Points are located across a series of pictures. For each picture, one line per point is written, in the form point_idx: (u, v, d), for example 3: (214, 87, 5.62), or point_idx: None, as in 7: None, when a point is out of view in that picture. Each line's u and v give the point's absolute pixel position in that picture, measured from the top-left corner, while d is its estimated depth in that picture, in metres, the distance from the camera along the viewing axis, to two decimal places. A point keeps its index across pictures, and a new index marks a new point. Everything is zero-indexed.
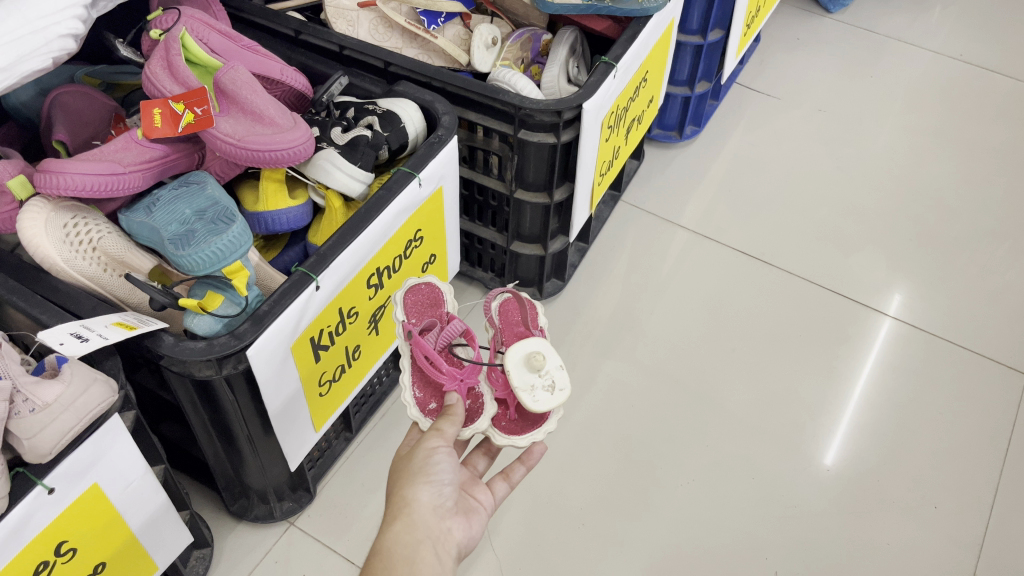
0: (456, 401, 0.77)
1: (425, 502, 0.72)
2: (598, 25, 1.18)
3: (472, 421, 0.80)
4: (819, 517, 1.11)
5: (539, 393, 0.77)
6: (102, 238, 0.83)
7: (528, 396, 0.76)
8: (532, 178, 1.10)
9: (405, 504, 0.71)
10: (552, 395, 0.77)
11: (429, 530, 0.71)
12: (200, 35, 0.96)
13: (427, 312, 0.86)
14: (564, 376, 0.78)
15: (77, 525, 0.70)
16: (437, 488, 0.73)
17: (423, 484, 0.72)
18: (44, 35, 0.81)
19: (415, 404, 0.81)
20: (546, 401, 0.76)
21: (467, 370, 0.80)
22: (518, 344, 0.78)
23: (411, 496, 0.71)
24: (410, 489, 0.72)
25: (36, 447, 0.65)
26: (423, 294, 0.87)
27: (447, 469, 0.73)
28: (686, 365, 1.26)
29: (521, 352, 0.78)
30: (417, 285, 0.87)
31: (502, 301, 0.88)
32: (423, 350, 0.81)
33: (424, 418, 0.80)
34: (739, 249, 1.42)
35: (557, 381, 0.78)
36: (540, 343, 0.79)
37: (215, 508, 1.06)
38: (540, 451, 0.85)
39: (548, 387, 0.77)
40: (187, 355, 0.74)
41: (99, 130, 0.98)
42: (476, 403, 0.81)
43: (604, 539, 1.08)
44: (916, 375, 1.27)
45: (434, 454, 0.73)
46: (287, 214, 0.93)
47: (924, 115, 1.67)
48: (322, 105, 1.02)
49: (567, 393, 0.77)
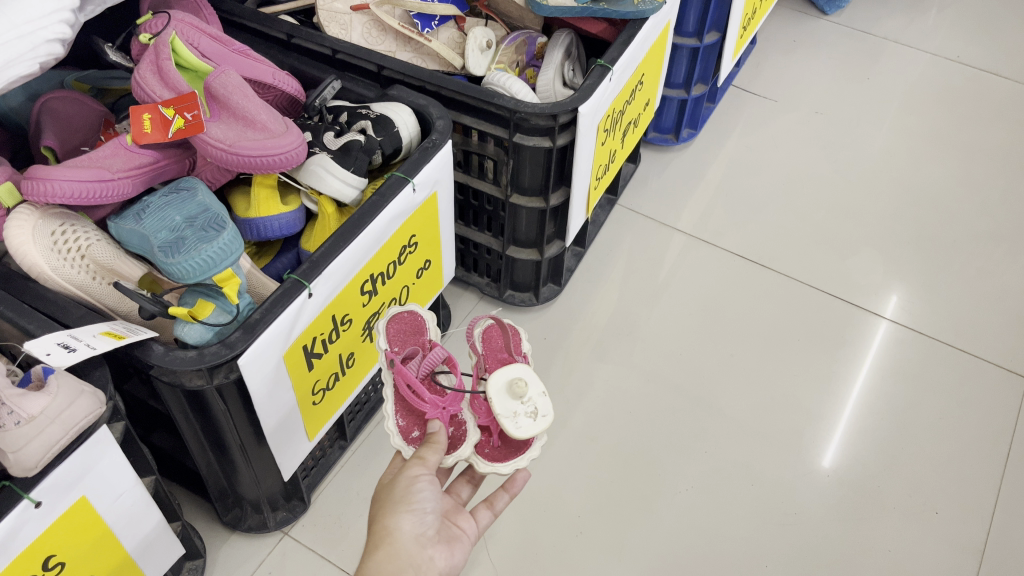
0: (437, 429, 0.76)
1: (407, 532, 0.70)
2: (593, 28, 1.17)
3: (454, 449, 0.78)
4: (820, 523, 1.10)
5: (521, 419, 0.76)
6: (90, 246, 0.82)
7: (510, 423, 0.76)
8: (528, 182, 1.09)
9: (384, 534, 0.70)
10: (534, 421, 0.76)
11: (411, 558, 0.69)
12: (190, 39, 0.95)
13: (410, 340, 0.85)
14: (547, 403, 0.77)
15: (66, 539, 0.69)
16: (419, 516, 0.71)
17: (405, 512, 0.71)
18: (31, 40, 0.80)
19: (398, 433, 0.79)
20: (528, 427, 0.75)
21: (449, 399, 0.79)
22: (500, 372, 0.77)
23: (390, 526, 0.70)
24: (391, 518, 0.70)
25: (22, 460, 0.63)
26: (405, 321, 0.86)
27: (429, 496, 0.72)
28: (685, 370, 1.25)
29: (502, 379, 0.77)
30: (400, 313, 0.86)
31: (485, 327, 0.87)
32: (405, 378, 0.79)
33: (407, 447, 0.79)
34: (737, 252, 1.41)
35: (540, 408, 0.77)
36: (522, 368, 0.78)
37: (209, 520, 1.04)
38: (523, 478, 0.83)
39: (531, 413, 0.76)
40: (177, 365, 0.72)
41: (88, 137, 0.97)
42: (459, 430, 0.80)
43: (603, 547, 1.07)
44: (915, 379, 1.26)
45: (416, 482, 0.72)
46: (279, 220, 0.92)
47: (920, 117, 1.67)
48: (314, 110, 0.99)
49: (550, 420, 0.76)
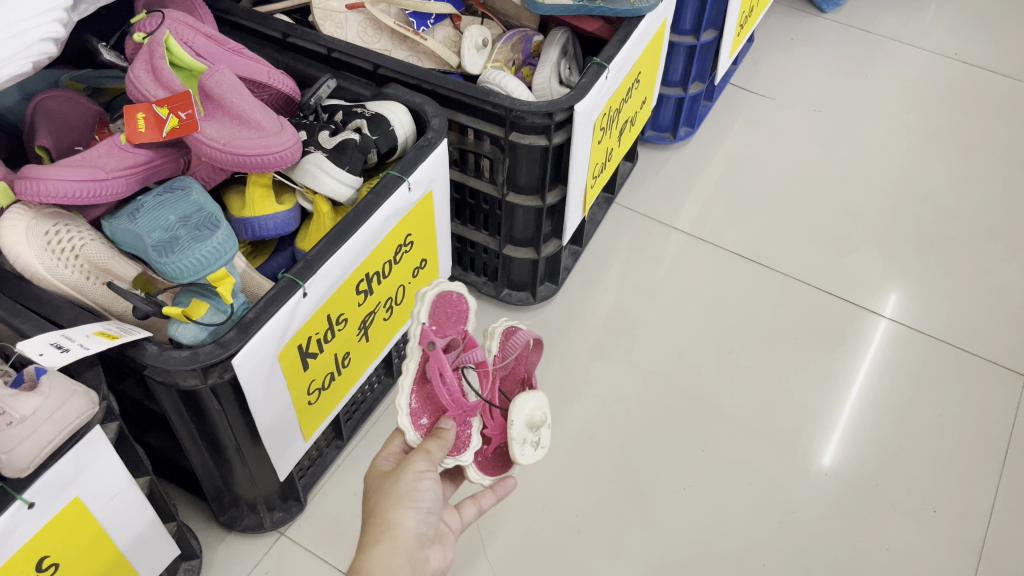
0: (448, 426, 0.76)
1: (410, 528, 0.70)
2: (589, 26, 1.17)
3: (456, 451, 0.79)
4: (819, 522, 1.10)
5: (527, 447, 0.77)
6: (84, 246, 0.82)
7: (518, 448, 0.76)
8: (524, 181, 1.08)
9: (387, 528, 0.69)
10: (534, 452, 0.78)
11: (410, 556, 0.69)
12: (185, 38, 0.94)
13: (449, 326, 0.80)
14: (548, 435, 0.79)
15: (59, 540, 0.68)
16: (422, 514, 0.71)
17: (410, 509, 0.70)
18: (24, 39, 0.80)
19: (408, 414, 0.78)
20: (530, 457, 0.77)
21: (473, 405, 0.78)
22: (522, 401, 0.76)
23: (393, 520, 0.70)
24: (395, 512, 0.70)
25: (14, 461, 0.62)
26: (451, 304, 0.80)
27: (433, 494, 0.72)
28: (683, 369, 1.24)
29: (525, 408, 0.76)
30: (446, 291, 0.80)
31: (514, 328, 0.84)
32: (438, 368, 0.76)
33: (412, 431, 0.77)
34: (735, 250, 1.41)
35: (543, 440, 0.79)
36: (540, 397, 0.77)
37: (205, 520, 1.04)
38: (511, 484, 0.82)
39: (535, 444, 0.78)
40: (171, 365, 0.72)
41: (83, 135, 0.97)
42: (465, 432, 0.79)
43: (601, 546, 1.06)
44: (914, 377, 1.25)
45: (421, 480, 0.72)
46: (274, 220, 0.92)
47: (919, 115, 1.66)
48: (309, 109, 0.99)
49: (545, 454, 0.79)
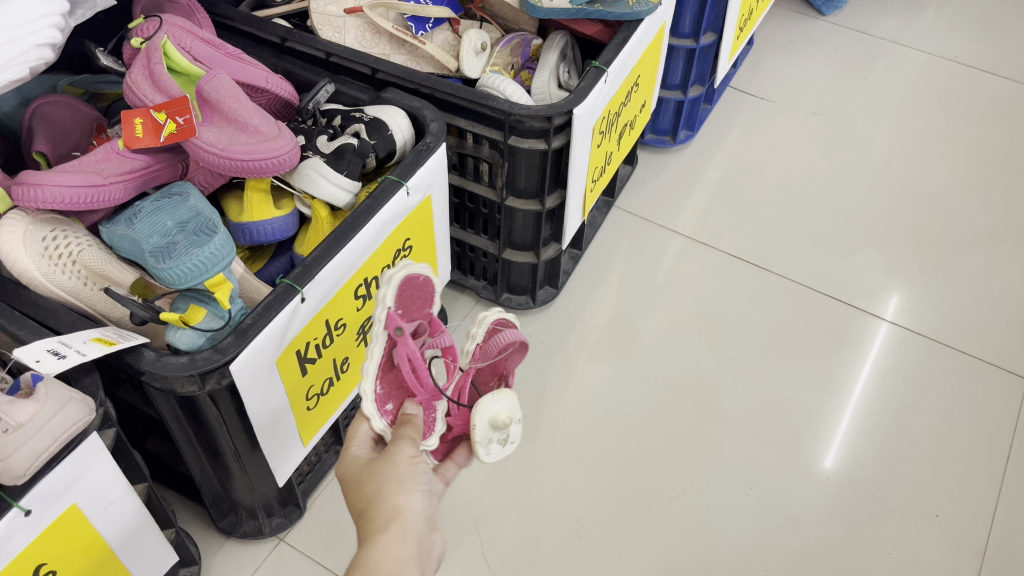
0: (417, 412, 0.74)
1: (416, 512, 0.65)
2: (588, 29, 1.16)
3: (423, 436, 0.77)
4: (820, 527, 1.09)
5: (493, 447, 0.73)
6: (82, 251, 0.82)
7: (483, 451, 0.72)
8: (523, 185, 1.08)
9: (394, 515, 0.64)
10: (504, 449, 0.74)
11: (420, 542, 0.64)
12: (183, 43, 0.94)
13: (415, 308, 0.73)
14: (518, 430, 0.74)
15: (55, 547, 0.68)
16: (427, 497, 0.67)
17: (416, 492, 0.66)
18: (21, 44, 0.79)
19: (374, 401, 0.73)
20: (499, 455, 0.73)
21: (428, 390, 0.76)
22: (491, 400, 0.71)
23: (399, 506, 0.64)
24: (401, 497, 0.65)
25: (10, 469, 0.62)
26: (418, 288, 0.72)
27: (433, 477, 0.68)
28: (684, 373, 1.24)
29: (490, 408, 0.71)
30: (417, 276, 0.71)
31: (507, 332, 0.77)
32: (407, 353, 0.72)
33: (376, 416, 0.73)
34: (736, 254, 1.40)
35: (512, 435, 0.74)
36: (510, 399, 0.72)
37: (203, 526, 1.04)
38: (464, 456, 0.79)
39: (502, 441, 0.73)
40: (168, 371, 0.72)
41: (81, 141, 0.96)
42: (430, 416, 0.77)
43: (600, 550, 1.06)
44: (915, 380, 1.25)
45: (417, 462, 0.68)
46: (272, 225, 0.92)
47: (919, 117, 1.66)
48: (308, 113, 0.99)
49: (517, 448, 0.75)
